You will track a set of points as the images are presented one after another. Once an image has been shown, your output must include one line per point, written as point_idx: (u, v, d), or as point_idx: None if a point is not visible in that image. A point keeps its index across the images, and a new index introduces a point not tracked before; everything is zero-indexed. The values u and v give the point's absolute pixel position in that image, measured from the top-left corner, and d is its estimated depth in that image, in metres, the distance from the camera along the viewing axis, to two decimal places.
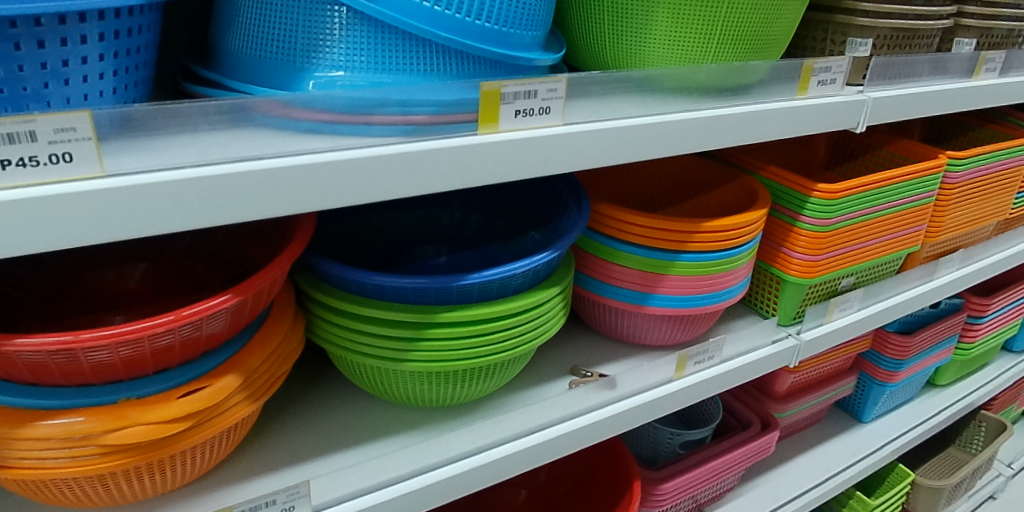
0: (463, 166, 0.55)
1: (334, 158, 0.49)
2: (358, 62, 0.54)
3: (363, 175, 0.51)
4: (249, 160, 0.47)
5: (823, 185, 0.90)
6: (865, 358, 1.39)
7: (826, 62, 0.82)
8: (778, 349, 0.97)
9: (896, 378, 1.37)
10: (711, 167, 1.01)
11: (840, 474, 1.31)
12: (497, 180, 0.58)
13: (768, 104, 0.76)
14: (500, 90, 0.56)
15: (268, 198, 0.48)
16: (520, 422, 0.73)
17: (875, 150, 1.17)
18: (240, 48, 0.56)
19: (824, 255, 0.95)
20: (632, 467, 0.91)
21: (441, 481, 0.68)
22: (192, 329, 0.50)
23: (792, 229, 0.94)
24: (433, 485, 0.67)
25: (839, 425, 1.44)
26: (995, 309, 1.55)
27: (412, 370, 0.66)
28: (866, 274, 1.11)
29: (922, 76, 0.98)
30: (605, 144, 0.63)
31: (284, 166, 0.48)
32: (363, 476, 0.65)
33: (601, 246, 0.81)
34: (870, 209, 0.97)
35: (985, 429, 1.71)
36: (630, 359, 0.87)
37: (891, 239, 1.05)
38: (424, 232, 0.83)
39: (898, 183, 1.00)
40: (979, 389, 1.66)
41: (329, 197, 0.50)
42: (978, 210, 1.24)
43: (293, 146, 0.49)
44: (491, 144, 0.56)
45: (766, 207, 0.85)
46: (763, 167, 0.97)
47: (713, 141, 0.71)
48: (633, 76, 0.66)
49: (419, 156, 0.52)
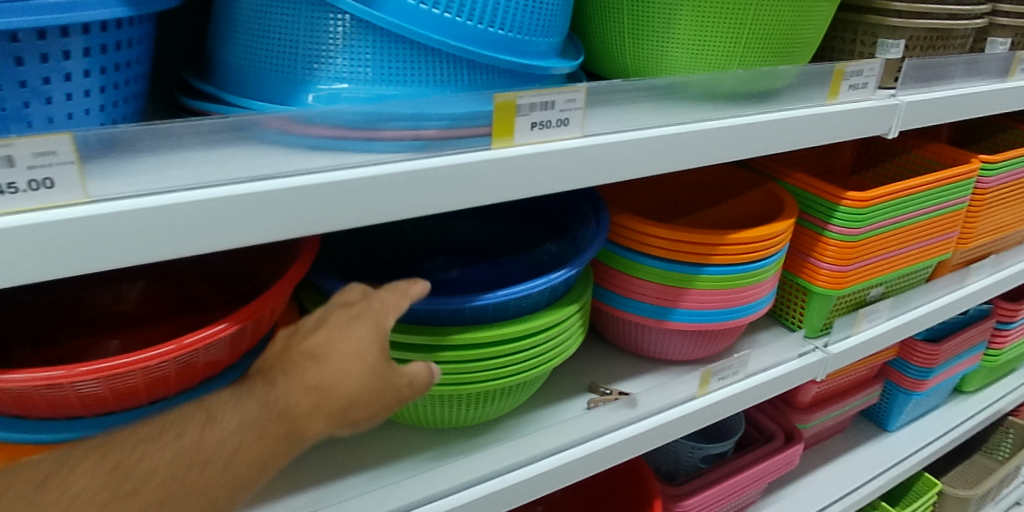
0: (477, 184, 0.52)
1: (341, 178, 0.46)
2: (363, 74, 0.51)
3: (374, 194, 0.48)
4: (249, 182, 0.44)
5: (852, 192, 0.86)
6: (891, 366, 1.35)
7: (857, 65, 0.78)
8: (804, 363, 0.93)
9: (923, 386, 1.33)
10: (733, 174, 0.98)
11: (865, 486, 1.27)
12: (513, 197, 0.55)
13: (796, 110, 0.73)
14: (516, 101, 0.53)
15: (271, 222, 0.45)
16: (536, 444, 0.70)
17: (903, 154, 1.13)
18: (240, 60, 0.53)
19: (853, 266, 0.91)
20: (652, 485, 0.88)
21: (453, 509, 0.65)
22: (190, 358, 0.48)
23: (819, 239, 0.90)
24: None
25: (863, 434, 1.40)
26: None
27: (423, 392, 0.63)
28: (895, 284, 1.06)
29: (956, 78, 0.94)
30: (626, 156, 0.59)
31: (286, 188, 0.45)
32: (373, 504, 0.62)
33: (621, 259, 0.77)
34: (900, 217, 0.93)
35: (1012, 435, 1.67)
36: (650, 376, 0.83)
37: (921, 247, 1.01)
38: (435, 247, 0.80)
39: (930, 189, 0.96)
40: (1007, 395, 1.61)
41: (337, 219, 0.47)
42: (1011, 214, 1.19)
43: (297, 165, 0.46)
44: (508, 159, 0.53)
45: (793, 216, 0.81)
46: (788, 174, 0.93)
47: (740, 150, 0.68)
48: (656, 84, 0.63)
49: (431, 174, 0.49)
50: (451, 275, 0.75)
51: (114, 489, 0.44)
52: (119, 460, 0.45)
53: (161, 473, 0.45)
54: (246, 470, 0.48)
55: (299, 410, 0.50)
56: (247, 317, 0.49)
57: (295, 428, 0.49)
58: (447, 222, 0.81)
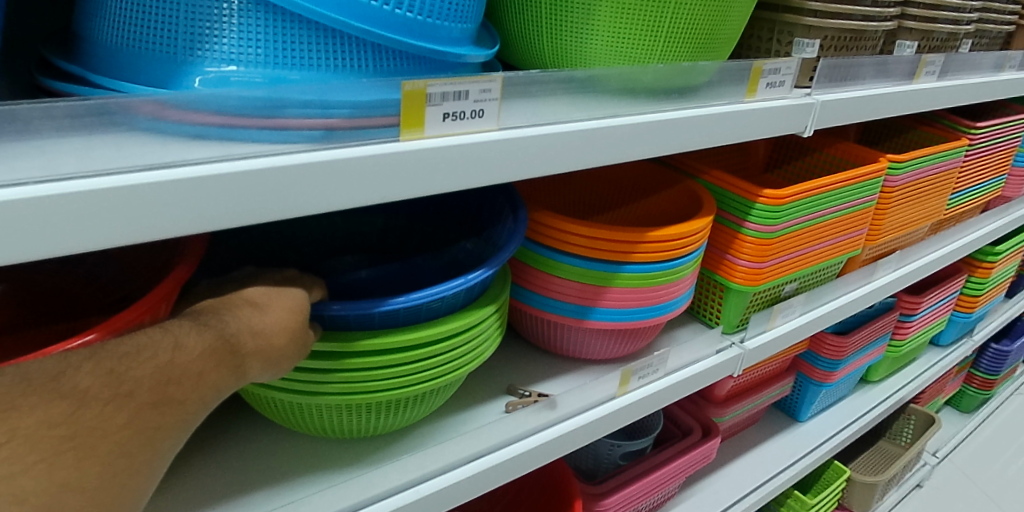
0: (382, 179, 0.48)
1: (227, 171, 0.42)
2: (255, 55, 0.46)
3: (265, 189, 0.43)
4: (121, 175, 0.39)
5: (769, 190, 0.87)
6: (803, 359, 1.39)
7: (775, 64, 0.79)
8: (722, 359, 0.94)
9: (832, 377, 1.38)
10: (655, 171, 0.97)
11: (779, 476, 1.31)
12: (423, 193, 0.51)
13: (716, 106, 0.72)
14: (427, 90, 0.49)
15: (143, 220, 0.40)
16: (451, 452, 0.67)
17: (814, 152, 1.16)
18: (109, 38, 0.47)
19: (769, 262, 0.92)
20: (572, 486, 0.87)
21: None
22: None
23: (737, 236, 0.91)
24: None
25: (777, 425, 1.44)
26: (925, 306, 1.57)
27: (329, 402, 0.59)
28: (808, 279, 1.09)
29: (866, 79, 0.96)
30: (543, 151, 0.57)
31: (162, 181, 0.39)
32: None
33: (540, 258, 0.75)
34: (814, 214, 0.95)
35: (913, 422, 1.77)
36: (570, 376, 0.81)
37: (833, 243, 1.03)
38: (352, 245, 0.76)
39: (842, 187, 0.98)
40: (909, 384, 1.70)
41: (223, 216, 0.42)
42: (915, 212, 1.24)
43: (174, 156, 0.41)
44: (416, 153, 0.49)
45: (712, 213, 0.81)
46: (706, 171, 0.93)
47: (659, 146, 0.67)
48: (575, 76, 0.61)
49: (330, 167, 0.45)
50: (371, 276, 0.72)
51: (113, 388, 0.39)
52: (113, 362, 0.39)
53: (147, 380, 0.40)
54: (207, 392, 0.44)
55: (247, 350, 0.45)
56: (115, 328, 0.44)
57: (246, 366, 0.46)
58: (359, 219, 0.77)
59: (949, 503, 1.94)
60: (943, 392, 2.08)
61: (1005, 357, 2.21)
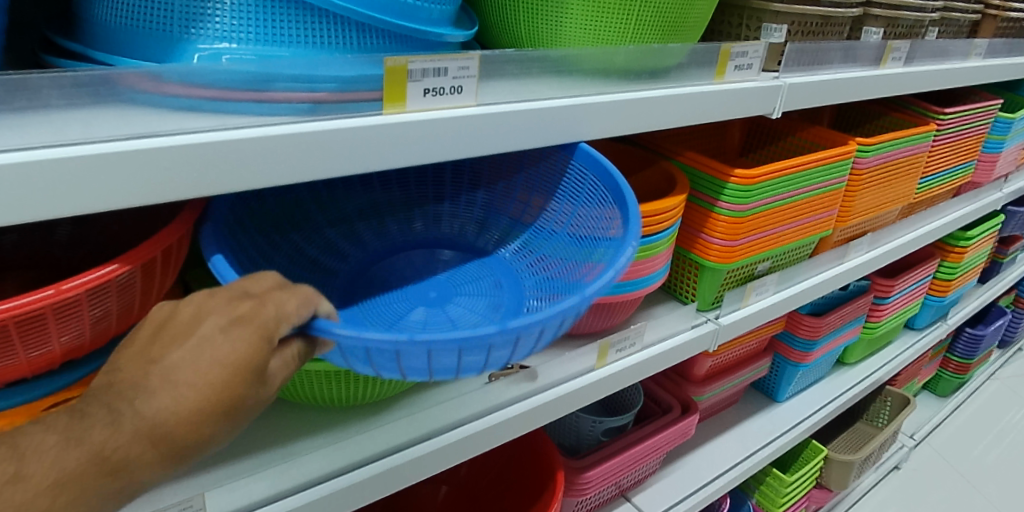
0: (366, 150, 0.51)
1: (220, 139, 0.44)
2: (247, 33, 0.48)
3: (256, 157, 0.46)
4: (119, 142, 0.41)
5: (739, 170, 0.90)
6: (779, 339, 1.43)
7: (743, 47, 0.82)
8: (697, 333, 0.97)
9: (809, 358, 1.42)
10: (631, 153, 1.00)
11: (758, 453, 1.34)
12: (404, 164, 0.54)
13: (686, 88, 0.76)
14: (407, 66, 0.52)
15: (140, 184, 0.42)
16: (434, 419, 0.70)
17: (788, 137, 1.19)
18: (108, 18, 0.50)
19: (741, 240, 0.96)
20: (555, 458, 0.90)
21: (351, 487, 0.63)
22: (75, 310, 0.43)
23: (710, 215, 0.94)
24: (343, 491, 0.63)
25: (757, 405, 1.48)
26: (899, 289, 1.62)
27: (317, 369, 0.62)
28: (782, 259, 1.12)
29: (834, 63, 1.00)
30: (519, 126, 0.60)
31: (160, 148, 0.42)
32: (268, 485, 0.61)
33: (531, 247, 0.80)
34: (784, 194, 0.99)
35: (890, 403, 1.81)
36: (550, 349, 0.85)
37: (805, 223, 1.07)
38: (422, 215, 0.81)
39: (811, 168, 1.02)
40: (886, 365, 1.74)
41: (215, 182, 0.45)
42: (886, 195, 1.29)
43: (171, 126, 0.44)
44: (399, 125, 0.52)
45: (685, 192, 0.85)
46: (681, 152, 0.96)
47: (630, 125, 0.70)
48: (550, 56, 0.63)
49: (317, 138, 0.48)
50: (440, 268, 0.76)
51: None
52: None
53: None
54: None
55: (135, 459, 0.43)
56: (136, 259, 0.45)
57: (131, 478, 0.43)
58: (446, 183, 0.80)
59: (926, 484, 1.99)
60: (920, 375, 2.14)
61: (980, 342, 2.26)
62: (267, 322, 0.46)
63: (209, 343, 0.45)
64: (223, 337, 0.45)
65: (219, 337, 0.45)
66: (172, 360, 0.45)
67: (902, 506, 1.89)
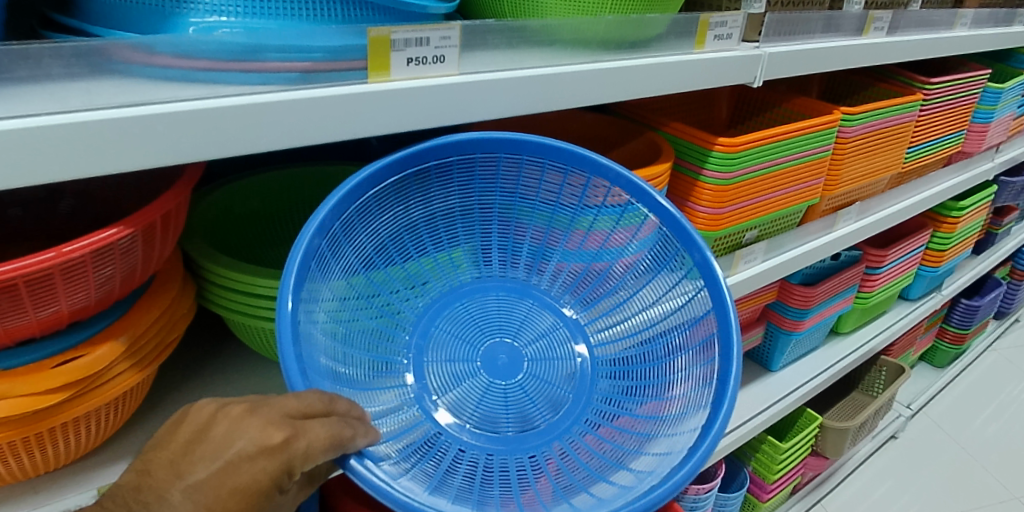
0: (353, 116, 0.53)
1: (212, 105, 0.47)
2: (238, 7, 0.51)
3: (246, 124, 0.48)
4: (119, 109, 0.44)
5: (723, 139, 0.93)
6: (772, 309, 1.45)
7: (722, 17, 0.84)
8: None
9: (801, 326, 1.44)
10: (617, 126, 1.03)
11: (752, 420, 1.37)
12: (390, 131, 0.56)
13: (666, 57, 0.78)
14: (390, 37, 0.54)
15: (139, 151, 0.45)
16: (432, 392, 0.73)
17: (774, 108, 1.21)
18: None
19: (727, 208, 0.98)
20: None
21: None
22: (80, 269, 0.46)
23: (696, 184, 0.96)
24: None
25: (751, 375, 1.51)
26: (891, 259, 1.64)
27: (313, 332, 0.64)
28: (769, 228, 1.15)
29: (815, 34, 1.02)
30: (501, 94, 0.62)
31: (157, 113, 0.45)
32: None
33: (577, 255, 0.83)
34: (770, 163, 1.01)
35: (885, 373, 1.83)
36: None
37: (792, 192, 1.09)
38: (530, 216, 0.79)
39: (795, 137, 1.04)
40: (880, 334, 1.76)
41: (209, 148, 0.48)
42: (873, 164, 1.30)
43: (165, 95, 0.46)
44: (383, 93, 0.54)
45: (670, 161, 0.87)
46: (665, 123, 0.99)
47: (612, 92, 0.72)
48: (531, 27, 0.65)
49: (305, 104, 0.50)
50: (528, 323, 0.82)
51: None
52: None
53: None
54: None
55: None
56: (137, 223, 0.48)
57: None
58: (555, 194, 0.77)
59: (923, 452, 2.02)
60: (916, 346, 2.16)
61: (976, 311, 2.27)
62: (296, 460, 0.48)
63: (232, 468, 0.46)
64: (251, 465, 0.47)
65: (244, 468, 0.47)
66: (196, 479, 0.46)
67: (898, 474, 1.92)
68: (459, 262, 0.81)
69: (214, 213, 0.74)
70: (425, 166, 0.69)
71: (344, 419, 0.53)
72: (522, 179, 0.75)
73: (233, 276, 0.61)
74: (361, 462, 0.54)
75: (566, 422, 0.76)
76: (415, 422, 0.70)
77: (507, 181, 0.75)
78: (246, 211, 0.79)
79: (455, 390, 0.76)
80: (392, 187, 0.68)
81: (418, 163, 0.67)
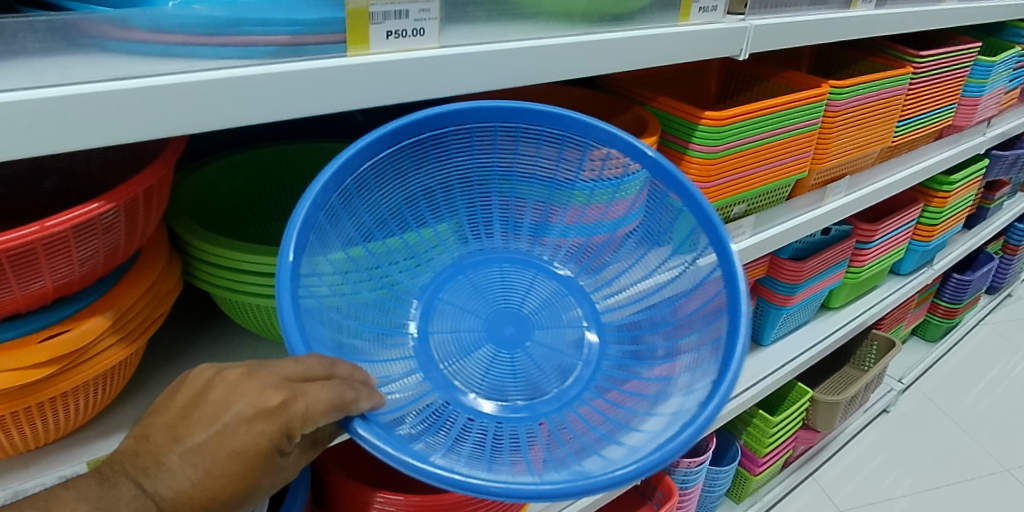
0: (334, 89, 0.53)
1: (190, 79, 0.47)
2: None
3: (225, 97, 0.48)
4: (98, 83, 0.44)
5: (709, 112, 0.93)
6: (762, 284, 1.46)
7: None
8: None
9: (791, 301, 1.45)
10: (605, 101, 1.03)
11: (743, 394, 1.38)
12: (372, 105, 0.56)
13: (651, 29, 0.78)
14: (368, 9, 0.54)
15: (119, 124, 0.45)
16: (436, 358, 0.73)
17: (763, 82, 1.21)
18: None
19: (714, 182, 0.98)
20: None
21: None
22: (63, 244, 0.46)
23: (683, 158, 0.97)
24: None
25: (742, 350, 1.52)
26: (881, 234, 1.64)
27: None
28: (758, 202, 1.15)
29: (802, 7, 1.02)
30: (484, 67, 0.62)
31: (136, 87, 0.45)
32: None
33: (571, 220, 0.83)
34: (757, 136, 1.01)
35: (876, 346, 1.85)
36: None
37: (780, 165, 1.10)
38: (529, 189, 0.80)
39: (783, 110, 1.04)
40: (871, 308, 1.78)
41: (186, 122, 0.47)
42: (863, 137, 1.31)
43: (144, 69, 0.46)
44: (363, 66, 0.54)
45: (655, 135, 0.87)
46: (653, 97, 0.99)
47: (596, 65, 0.72)
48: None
49: (284, 77, 0.50)
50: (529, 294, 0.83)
51: None
52: None
53: None
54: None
55: None
56: (118, 198, 0.48)
57: None
58: (554, 161, 0.77)
59: (913, 425, 2.04)
60: (907, 321, 2.18)
61: (967, 286, 2.28)
62: (296, 419, 0.49)
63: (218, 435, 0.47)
64: (251, 424, 0.47)
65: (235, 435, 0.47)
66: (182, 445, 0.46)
67: (889, 448, 1.94)
68: (456, 236, 0.81)
69: (200, 191, 0.75)
70: (421, 138, 0.69)
71: (344, 381, 0.54)
72: (521, 152, 0.75)
73: (219, 252, 0.61)
74: (366, 427, 0.55)
75: (576, 389, 0.76)
76: (422, 392, 0.71)
77: (501, 148, 0.75)
78: (233, 189, 0.79)
79: (460, 362, 0.76)
80: (388, 158, 0.68)
81: (414, 133, 0.68)
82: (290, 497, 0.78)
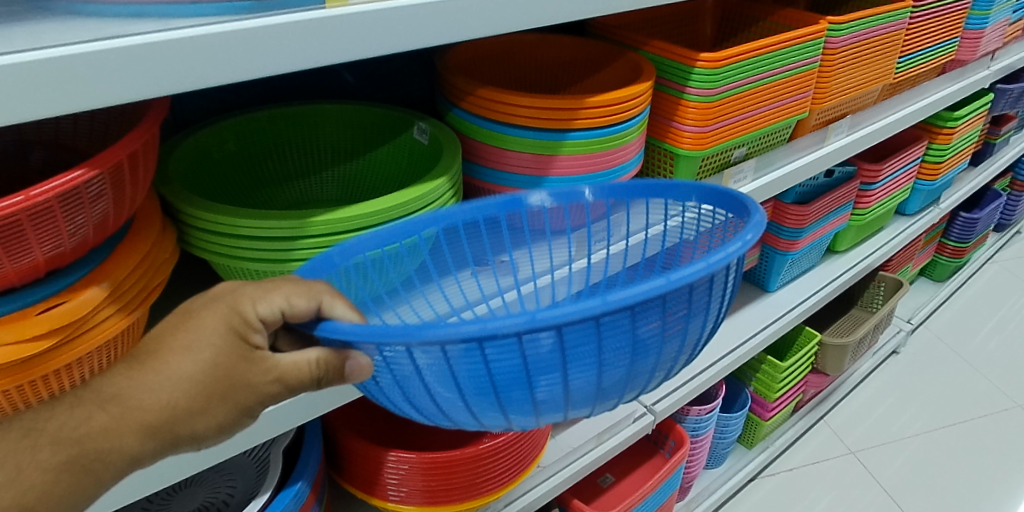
0: (317, 42, 0.51)
1: (162, 39, 0.45)
2: None
3: (199, 54, 0.47)
4: (66, 46, 0.42)
5: (705, 55, 0.91)
6: (766, 230, 1.45)
7: None
8: None
9: (795, 246, 1.44)
10: (600, 48, 1.00)
11: (750, 340, 1.39)
12: (354, 57, 0.55)
13: None
14: None
15: (94, 87, 0.43)
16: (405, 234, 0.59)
17: (760, 21, 1.19)
18: None
19: (713, 126, 0.97)
20: None
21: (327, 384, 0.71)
22: (50, 214, 0.46)
23: (680, 102, 0.96)
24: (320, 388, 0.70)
25: (748, 297, 1.52)
26: (886, 174, 1.62)
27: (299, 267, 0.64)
28: (758, 145, 1.13)
29: None
30: (467, 16, 0.60)
31: (107, 48, 0.43)
32: None
33: (489, 132, 0.80)
34: (755, 77, 0.99)
35: (884, 287, 1.85)
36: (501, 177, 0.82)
37: (779, 106, 1.08)
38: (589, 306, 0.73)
39: (780, 49, 1.01)
40: (877, 250, 1.76)
41: (167, 81, 0.46)
42: (863, 75, 1.28)
43: (117, 31, 0.45)
44: (344, 17, 0.52)
45: (651, 79, 0.85)
46: (646, 42, 0.97)
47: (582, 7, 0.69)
48: None
49: (262, 33, 0.49)
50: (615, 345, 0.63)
51: None
52: None
53: None
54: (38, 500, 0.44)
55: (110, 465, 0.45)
56: (104, 164, 0.48)
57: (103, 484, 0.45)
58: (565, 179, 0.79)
59: (924, 366, 2.04)
60: (914, 262, 2.17)
61: (975, 224, 2.26)
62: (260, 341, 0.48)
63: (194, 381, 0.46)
64: None
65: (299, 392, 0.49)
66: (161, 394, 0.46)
67: (900, 388, 1.95)
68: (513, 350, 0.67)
69: (193, 158, 0.74)
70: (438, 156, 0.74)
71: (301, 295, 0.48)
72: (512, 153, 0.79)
73: (213, 220, 0.61)
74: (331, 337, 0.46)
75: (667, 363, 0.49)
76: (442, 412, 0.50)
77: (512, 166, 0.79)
78: (225, 155, 0.79)
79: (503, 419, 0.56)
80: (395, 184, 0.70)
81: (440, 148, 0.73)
82: (301, 464, 0.79)
